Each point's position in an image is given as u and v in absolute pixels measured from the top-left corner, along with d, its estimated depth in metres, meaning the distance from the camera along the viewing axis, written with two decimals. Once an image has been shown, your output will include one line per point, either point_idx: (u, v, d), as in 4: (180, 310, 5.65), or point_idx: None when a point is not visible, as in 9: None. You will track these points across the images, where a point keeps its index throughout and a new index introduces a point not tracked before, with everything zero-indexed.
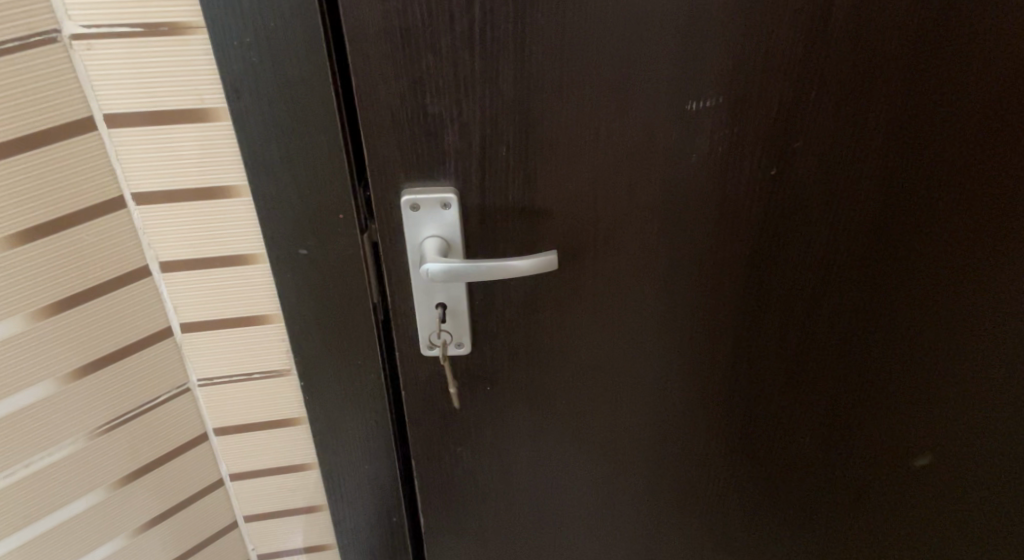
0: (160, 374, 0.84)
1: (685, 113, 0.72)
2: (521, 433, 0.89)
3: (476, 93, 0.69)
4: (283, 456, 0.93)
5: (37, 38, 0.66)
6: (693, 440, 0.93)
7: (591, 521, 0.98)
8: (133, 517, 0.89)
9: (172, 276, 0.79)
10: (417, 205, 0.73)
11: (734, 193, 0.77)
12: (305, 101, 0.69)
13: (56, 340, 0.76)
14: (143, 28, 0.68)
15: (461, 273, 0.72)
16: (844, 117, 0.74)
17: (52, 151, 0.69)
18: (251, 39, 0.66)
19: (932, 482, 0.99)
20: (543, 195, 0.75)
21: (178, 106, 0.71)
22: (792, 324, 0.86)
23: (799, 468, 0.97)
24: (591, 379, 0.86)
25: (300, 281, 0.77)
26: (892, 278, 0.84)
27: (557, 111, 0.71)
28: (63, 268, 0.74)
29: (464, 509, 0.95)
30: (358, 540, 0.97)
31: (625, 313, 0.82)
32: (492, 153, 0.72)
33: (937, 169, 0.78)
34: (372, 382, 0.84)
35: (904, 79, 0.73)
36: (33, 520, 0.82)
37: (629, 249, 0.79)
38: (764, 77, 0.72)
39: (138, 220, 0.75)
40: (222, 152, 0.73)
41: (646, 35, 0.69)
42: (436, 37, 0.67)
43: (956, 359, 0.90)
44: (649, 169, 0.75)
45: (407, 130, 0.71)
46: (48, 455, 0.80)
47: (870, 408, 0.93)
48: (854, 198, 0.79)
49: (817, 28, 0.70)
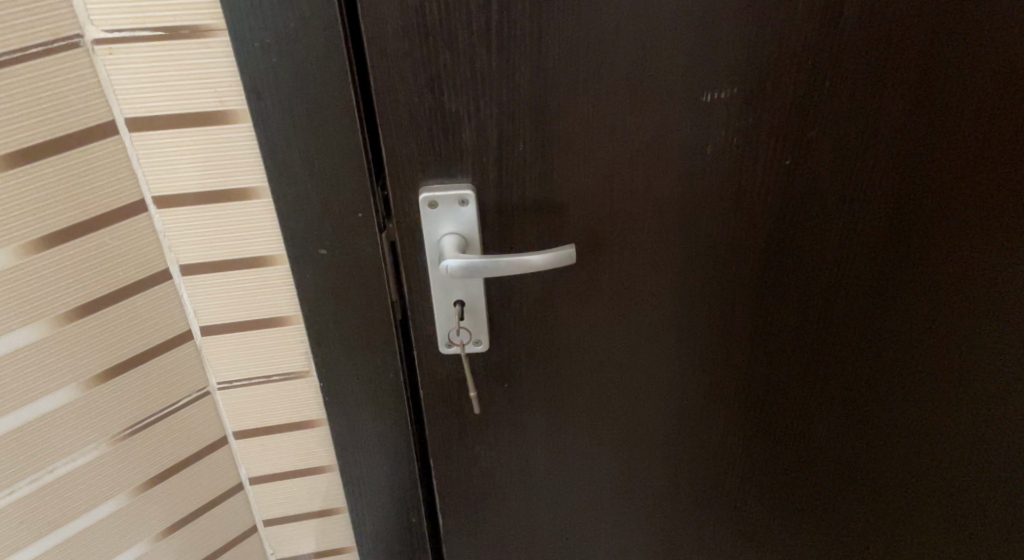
0: (181, 378, 0.84)
1: (699, 105, 0.73)
2: (539, 431, 0.90)
3: (493, 90, 0.70)
4: (302, 459, 0.93)
5: (61, 44, 0.67)
6: (709, 434, 0.94)
7: (608, 519, 0.99)
8: (155, 522, 0.90)
9: (193, 279, 0.80)
10: (434, 202, 0.74)
11: (749, 186, 0.78)
12: (324, 100, 0.69)
13: (78, 345, 0.76)
14: (163, 32, 0.69)
15: (479, 268, 0.73)
16: (857, 106, 0.75)
17: (75, 157, 0.70)
18: (271, 39, 0.67)
19: (946, 474, 1.00)
20: (560, 191, 0.76)
21: (198, 109, 0.72)
22: (806, 316, 0.87)
23: (814, 461, 0.98)
24: (608, 374, 0.87)
25: (320, 281, 0.78)
26: (904, 268, 0.85)
27: (573, 104, 0.72)
28: (89, 271, 0.74)
29: (482, 509, 0.95)
30: (378, 541, 0.98)
31: (641, 307, 0.83)
32: (509, 149, 0.73)
33: (948, 159, 0.79)
34: (392, 382, 0.85)
35: (914, 69, 0.74)
36: (57, 526, 0.82)
37: (645, 243, 0.79)
38: (775, 70, 0.73)
39: (159, 223, 0.76)
40: (243, 154, 0.74)
41: (659, 28, 0.70)
42: (454, 35, 0.68)
43: (970, 348, 0.91)
44: (664, 162, 0.76)
45: (426, 128, 0.71)
46: (71, 460, 0.81)
47: (884, 399, 0.93)
48: (867, 189, 0.80)
49: (828, 21, 0.71)
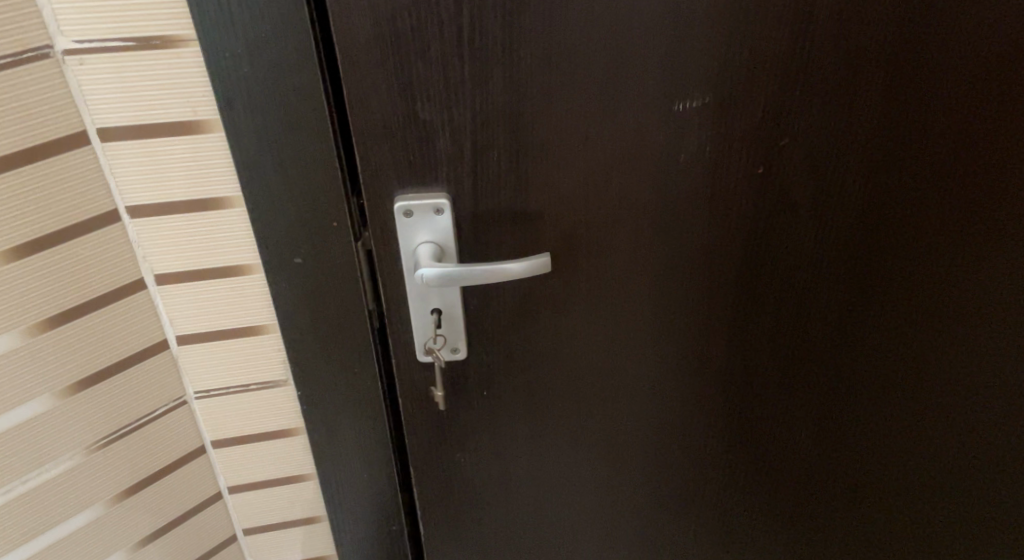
0: (157, 387, 0.84)
1: (672, 114, 0.74)
2: (519, 438, 0.90)
3: (466, 99, 0.70)
4: (281, 468, 0.93)
5: (30, 54, 0.67)
6: (689, 440, 0.94)
7: (589, 525, 0.98)
8: (133, 531, 0.90)
9: (169, 289, 0.79)
10: (410, 211, 0.74)
11: (725, 193, 0.78)
12: (296, 109, 0.69)
13: (51, 355, 0.76)
14: (134, 42, 0.68)
15: (455, 277, 0.73)
16: (830, 114, 0.76)
17: (45, 168, 0.70)
18: (242, 48, 0.66)
19: (928, 479, 1.00)
20: (535, 200, 0.75)
21: (171, 119, 0.71)
22: (783, 322, 0.87)
23: (795, 466, 0.98)
24: (586, 381, 0.87)
25: (296, 290, 0.78)
26: (879, 274, 0.85)
27: (547, 112, 0.72)
28: (62, 281, 0.74)
29: (462, 516, 0.95)
30: (359, 549, 0.97)
31: (618, 314, 0.83)
32: (483, 157, 0.73)
33: (923, 164, 0.79)
34: (370, 390, 0.85)
35: (887, 76, 0.75)
36: (33, 536, 0.82)
37: (622, 251, 0.79)
38: (748, 79, 0.73)
39: (133, 233, 0.76)
40: (217, 163, 0.74)
41: (630, 38, 0.70)
42: (425, 44, 0.68)
43: (949, 351, 0.91)
44: (640, 170, 0.76)
45: (399, 137, 0.71)
46: (46, 470, 0.80)
47: (863, 404, 0.94)
48: (841, 196, 0.80)
49: (800, 30, 0.71)
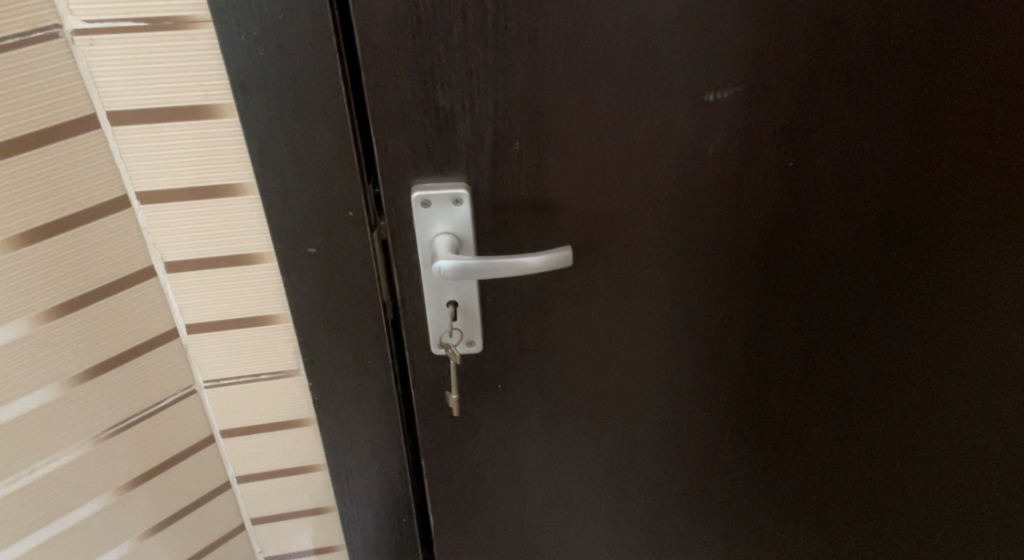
0: (165, 376, 0.83)
1: (699, 105, 0.71)
2: (533, 431, 0.88)
3: (488, 86, 0.68)
4: (290, 457, 0.92)
5: (37, 34, 0.64)
6: (704, 434, 0.92)
7: (600, 518, 0.97)
8: (140, 521, 0.88)
9: (178, 278, 0.77)
10: (428, 201, 0.72)
11: (749, 188, 0.76)
12: (312, 95, 0.67)
13: (58, 344, 0.74)
14: (146, 23, 0.66)
15: (473, 270, 0.71)
16: (861, 107, 0.73)
17: (53, 151, 0.68)
18: (257, 32, 0.64)
19: (943, 474, 0.99)
20: (557, 191, 0.73)
21: (183, 103, 0.69)
22: (804, 318, 0.85)
23: (810, 463, 0.97)
24: (603, 375, 0.85)
25: (309, 280, 0.76)
26: (904, 270, 0.83)
27: (570, 101, 0.69)
28: (69, 268, 0.72)
29: (472, 507, 0.94)
30: (367, 540, 0.96)
31: (637, 308, 0.81)
32: (504, 147, 0.70)
33: (952, 159, 0.77)
34: (382, 382, 0.83)
35: (920, 67, 0.72)
36: (38, 527, 0.81)
37: (643, 244, 0.77)
38: (779, 70, 0.70)
39: (143, 220, 0.74)
40: (230, 149, 0.72)
41: (659, 26, 0.67)
42: (447, 29, 0.65)
43: (970, 348, 0.89)
44: (664, 162, 0.73)
45: (418, 125, 0.69)
46: (52, 461, 0.79)
47: (881, 401, 0.92)
48: (869, 190, 0.78)
49: (833, 19, 0.69)
